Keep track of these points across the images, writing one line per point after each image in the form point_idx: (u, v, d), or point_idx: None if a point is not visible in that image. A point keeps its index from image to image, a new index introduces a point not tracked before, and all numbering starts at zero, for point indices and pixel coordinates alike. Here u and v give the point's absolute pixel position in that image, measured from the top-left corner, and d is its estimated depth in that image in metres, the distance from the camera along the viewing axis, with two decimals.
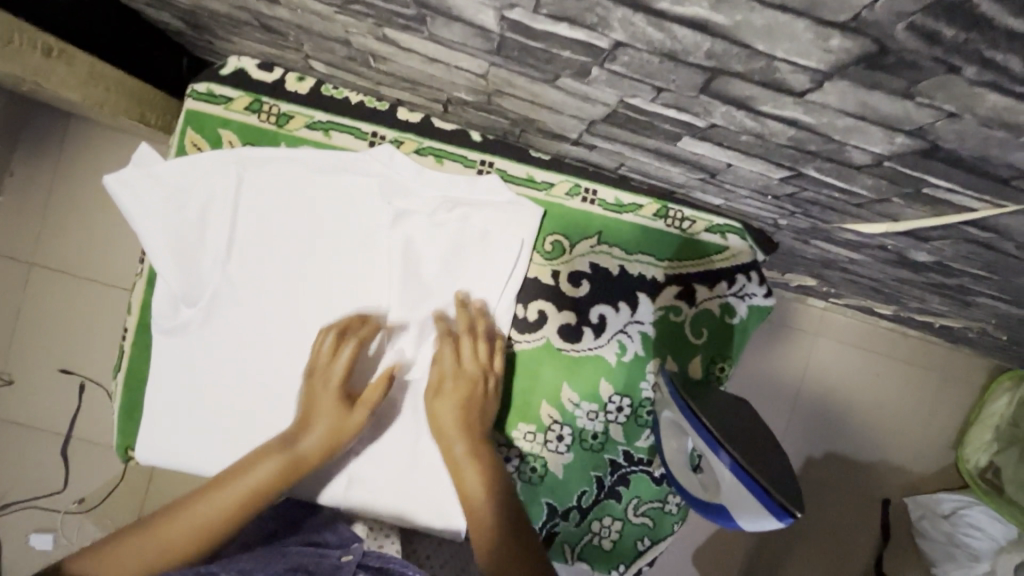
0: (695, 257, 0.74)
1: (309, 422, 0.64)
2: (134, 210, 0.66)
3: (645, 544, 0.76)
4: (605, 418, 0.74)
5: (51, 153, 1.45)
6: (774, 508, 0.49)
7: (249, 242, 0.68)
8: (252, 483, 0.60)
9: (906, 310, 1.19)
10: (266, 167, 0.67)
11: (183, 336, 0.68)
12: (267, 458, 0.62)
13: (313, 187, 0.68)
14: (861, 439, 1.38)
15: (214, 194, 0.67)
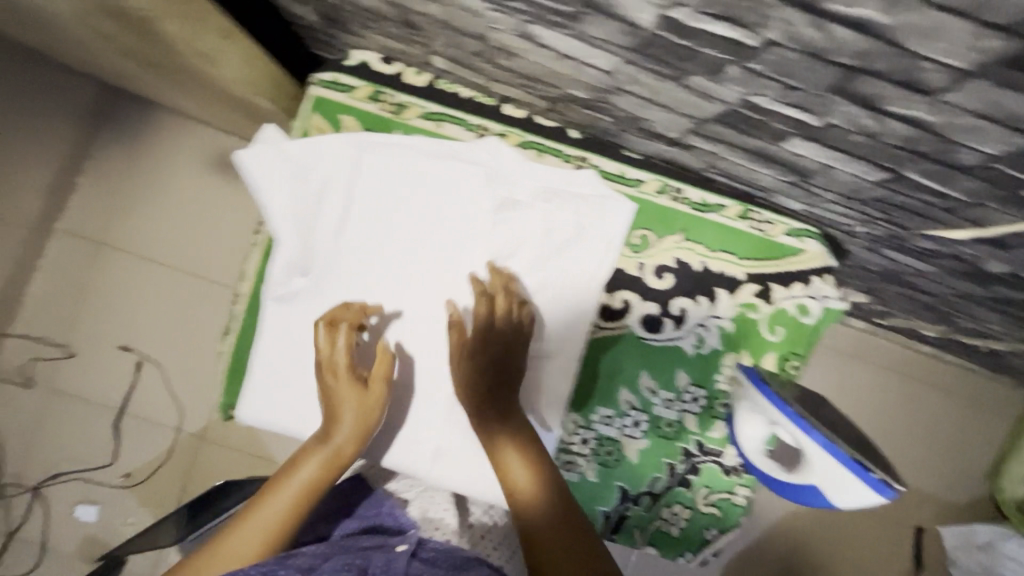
0: (774, 258, 0.77)
1: (336, 421, 0.67)
2: (262, 183, 0.72)
3: (712, 534, 0.78)
4: (680, 407, 0.77)
5: (128, 139, 1.53)
6: (874, 481, 0.53)
7: (359, 216, 0.73)
8: (297, 488, 0.64)
9: (954, 330, 1.21)
10: (380, 151, 0.72)
11: (294, 302, 0.73)
12: (306, 462, 0.66)
13: (423, 172, 0.73)
14: (901, 461, 1.39)
15: (333, 172, 0.72)
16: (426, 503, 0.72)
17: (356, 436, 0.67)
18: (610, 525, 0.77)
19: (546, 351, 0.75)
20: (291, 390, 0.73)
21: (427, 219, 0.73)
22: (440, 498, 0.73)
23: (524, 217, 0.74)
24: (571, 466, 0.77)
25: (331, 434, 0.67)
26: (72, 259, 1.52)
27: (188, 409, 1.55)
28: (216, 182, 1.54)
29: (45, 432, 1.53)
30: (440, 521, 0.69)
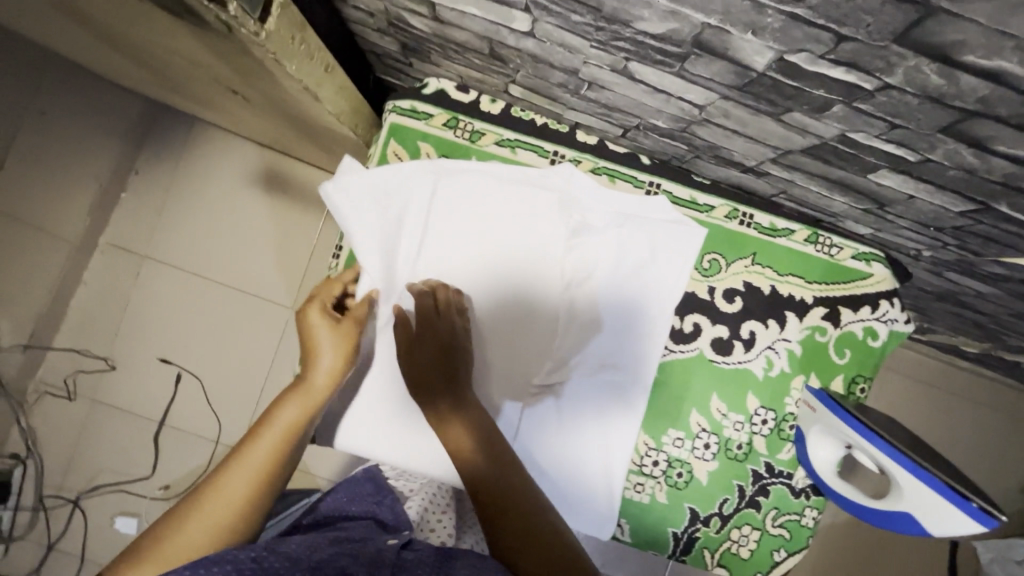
0: (842, 282, 0.78)
1: (316, 357, 0.67)
2: (343, 209, 0.72)
3: (781, 556, 0.78)
4: (750, 429, 0.78)
5: (172, 155, 1.57)
6: (971, 509, 0.53)
7: (439, 243, 0.74)
8: (281, 430, 0.63)
9: (998, 347, 1.22)
10: (457, 177, 0.74)
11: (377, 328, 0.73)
12: (286, 404, 0.65)
13: (499, 197, 0.74)
14: None
15: (413, 200, 0.74)
16: (427, 498, 0.72)
17: (333, 372, 0.67)
18: (680, 547, 0.78)
19: (617, 371, 0.75)
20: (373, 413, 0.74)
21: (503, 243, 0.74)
22: (441, 498, 0.74)
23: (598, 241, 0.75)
24: (641, 487, 0.77)
25: (309, 373, 0.67)
26: (115, 273, 1.56)
27: (226, 421, 1.57)
28: (257, 197, 1.56)
29: (86, 443, 1.55)
30: (437, 523, 0.71)
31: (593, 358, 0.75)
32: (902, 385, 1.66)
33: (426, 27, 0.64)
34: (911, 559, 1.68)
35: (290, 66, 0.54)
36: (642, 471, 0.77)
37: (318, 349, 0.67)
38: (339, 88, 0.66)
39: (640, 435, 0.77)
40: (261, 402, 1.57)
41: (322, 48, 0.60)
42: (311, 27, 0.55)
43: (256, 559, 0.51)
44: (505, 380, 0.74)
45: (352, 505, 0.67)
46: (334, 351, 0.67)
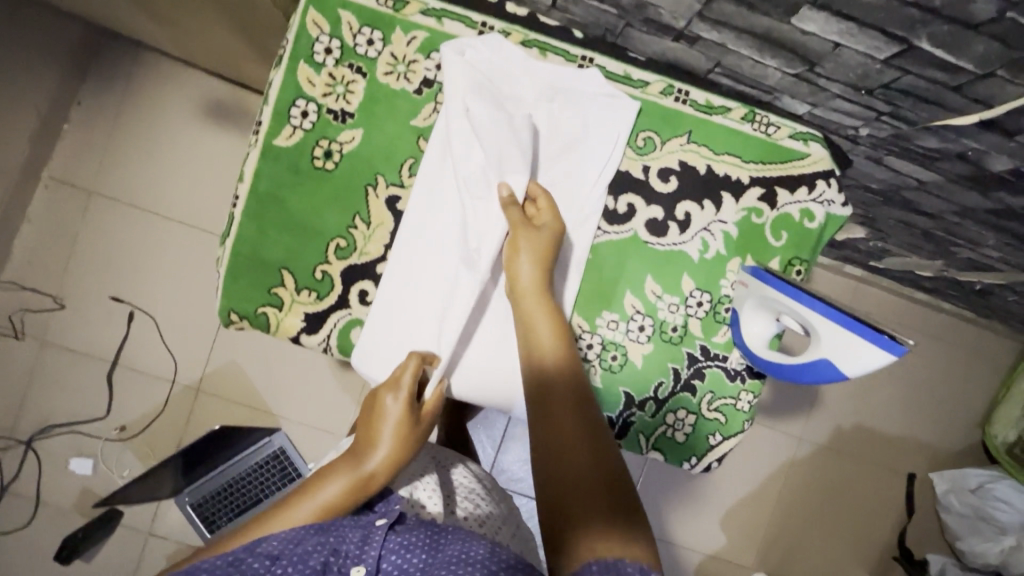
0: (779, 162, 0.77)
1: (373, 444, 0.67)
2: (451, 92, 0.70)
3: (716, 440, 0.78)
4: (686, 311, 0.77)
5: (118, 85, 1.50)
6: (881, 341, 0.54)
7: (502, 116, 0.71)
8: (317, 505, 0.63)
9: (951, 267, 1.22)
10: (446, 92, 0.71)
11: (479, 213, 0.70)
12: (332, 481, 0.65)
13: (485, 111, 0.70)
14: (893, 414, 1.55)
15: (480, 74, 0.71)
16: (414, 480, 0.77)
17: (389, 465, 0.66)
18: (615, 431, 0.77)
19: (556, 251, 0.74)
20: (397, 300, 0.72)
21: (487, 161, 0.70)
22: (426, 477, 0.78)
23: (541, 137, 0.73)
24: (576, 371, 0.76)
25: (365, 460, 0.66)
26: (62, 208, 1.50)
27: (184, 362, 1.54)
28: (211, 131, 1.52)
29: (37, 385, 1.50)
30: (426, 499, 0.74)
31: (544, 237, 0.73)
32: None
33: None
34: (869, 493, 1.72)
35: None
36: (577, 354, 0.76)
37: (377, 440, 0.67)
38: None
39: (573, 317, 0.75)
40: (220, 342, 1.54)
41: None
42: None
43: (235, 561, 0.56)
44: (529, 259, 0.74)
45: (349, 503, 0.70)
46: (388, 457, 0.66)
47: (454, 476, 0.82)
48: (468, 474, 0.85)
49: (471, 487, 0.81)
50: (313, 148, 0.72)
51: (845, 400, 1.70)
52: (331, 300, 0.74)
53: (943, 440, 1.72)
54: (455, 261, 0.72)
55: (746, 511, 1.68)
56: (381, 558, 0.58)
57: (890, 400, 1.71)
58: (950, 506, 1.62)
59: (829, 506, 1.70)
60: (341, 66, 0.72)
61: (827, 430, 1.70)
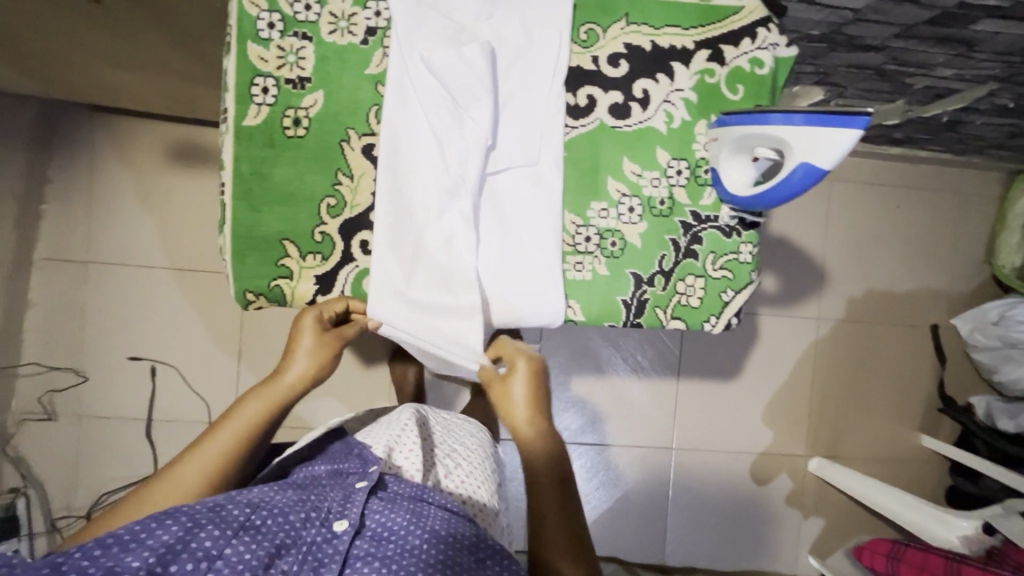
0: (717, 21, 0.80)
1: (287, 361, 0.78)
2: (402, 36, 0.74)
3: (729, 296, 0.81)
4: (668, 183, 0.80)
5: (82, 153, 1.53)
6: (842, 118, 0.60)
7: (453, 41, 0.74)
8: (244, 420, 0.71)
9: (915, 104, 1.26)
10: (399, 42, 0.74)
11: (451, 141, 0.74)
12: (251, 399, 0.73)
13: (437, 47, 0.73)
14: (877, 286, 1.74)
15: (424, 11, 0.74)
16: (394, 440, 0.81)
17: (304, 374, 0.77)
18: (633, 312, 0.81)
19: (532, 155, 0.77)
20: (397, 243, 0.76)
21: (449, 93, 0.73)
22: (407, 439, 0.82)
23: (492, 54, 0.75)
24: (581, 266, 0.80)
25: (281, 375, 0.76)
26: (60, 284, 1.53)
27: (214, 401, 1.57)
28: (183, 175, 1.55)
29: (82, 459, 1.53)
30: (403, 462, 0.79)
31: (519, 145, 0.77)
32: (847, 192, 1.72)
33: None
34: (899, 354, 1.75)
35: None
36: (578, 250, 0.79)
37: (293, 354, 0.77)
38: None
39: (566, 216, 0.79)
40: (244, 374, 1.57)
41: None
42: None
43: (215, 506, 0.58)
44: (509, 173, 0.77)
45: (321, 463, 0.76)
46: (304, 368, 0.77)
47: (435, 443, 0.88)
48: (445, 444, 0.89)
49: (449, 455, 0.87)
50: (281, 120, 0.75)
51: (852, 273, 1.73)
52: (336, 257, 0.78)
53: (954, 285, 1.76)
54: (440, 190, 0.74)
55: (785, 402, 1.71)
56: (363, 515, 0.64)
57: (894, 260, 1.74)
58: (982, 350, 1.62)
59: (863, 378, 1.74)
60: (287, 37, 0.75)
61: (842, 306, 1.73)
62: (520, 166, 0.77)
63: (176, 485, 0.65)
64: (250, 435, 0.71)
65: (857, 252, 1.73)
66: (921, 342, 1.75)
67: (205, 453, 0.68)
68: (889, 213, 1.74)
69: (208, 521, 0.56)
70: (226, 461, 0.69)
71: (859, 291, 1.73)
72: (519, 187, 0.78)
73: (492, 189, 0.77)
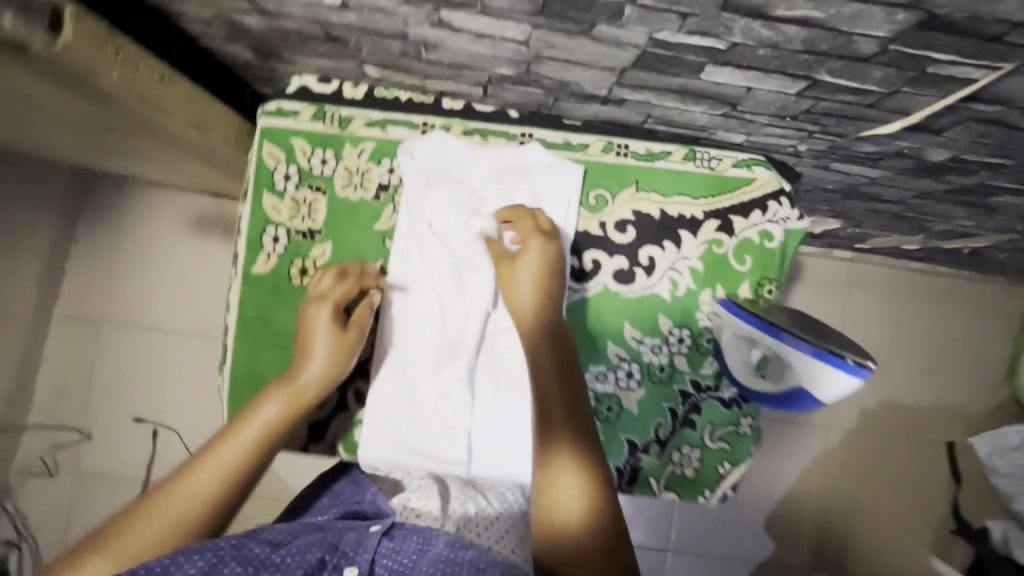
0: (727, 192, 0.80)
1: (309, 355, 0.70)
2: (413, 198, 0.77)
3: (725, 468, 0.79)
4: (669, 350, 0.79)
5: (114, 214, 1.57)
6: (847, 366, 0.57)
7: (461, 208, 0.76)
8: (258, 427, 0.66)
9: (933, 237, 1.22)
10: (410, 204, 0.77)
11: (454, 303, 0.76)
12: (267, 401, 0.68)
13: (448, 212, 0.76)
14: (891, 396, 1.69)
15: (435, 175, 0.77)
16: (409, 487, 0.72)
17: (322, 376, 0.70)
18: (625, 479, 0.79)
19: None
20: (394, 396, 0.76)
21: (457, 254, 0.76)
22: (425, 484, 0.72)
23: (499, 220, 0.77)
24: None
25: (298, 374, 0.70)
26: (80, 339, 1.56)
27: None
28: (201, 243, 1.58)
29: (76, 518, 1.53)
30: (421, 505, 0.69)
31: None
32: (865, 298, 1.68)
33: (262, 25, 0.66)
34: (913, 468, 1.68)
35: (108, 75, 0.59)
36: None
37: (310, 351, 0.70)
38: (182, 95, 0.72)
39: None
40: None
41: (150, 58, 0.64)
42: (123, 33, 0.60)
43: (238, 544, 0.55)
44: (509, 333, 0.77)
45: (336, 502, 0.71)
46: (320, 370, 0.70)
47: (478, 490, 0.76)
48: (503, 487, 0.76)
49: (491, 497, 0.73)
50: (289, 268, 0.77)
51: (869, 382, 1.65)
52: (332, 404, 0.78)
53: (974, 401, 1.69)
54: (440, 350, 0.76)
55: (790, 511, 1.65)
56: (375, 561, 0.57)
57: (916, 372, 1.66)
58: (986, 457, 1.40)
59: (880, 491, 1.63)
60: (302, 189, 0.77)
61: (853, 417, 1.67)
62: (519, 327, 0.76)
63: (184, 495, 0.61)
64: (267, 439, 0.66)
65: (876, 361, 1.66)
66: (936, 458, 1.68)
67: (215, 462, 0.63)
68: (906, 322, 1.69)
69: (229, 558, 0.52)
70: (238, 470, 0.64)
71: (871, 400, 1.68)
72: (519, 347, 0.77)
73: (492, 348, 0.77)
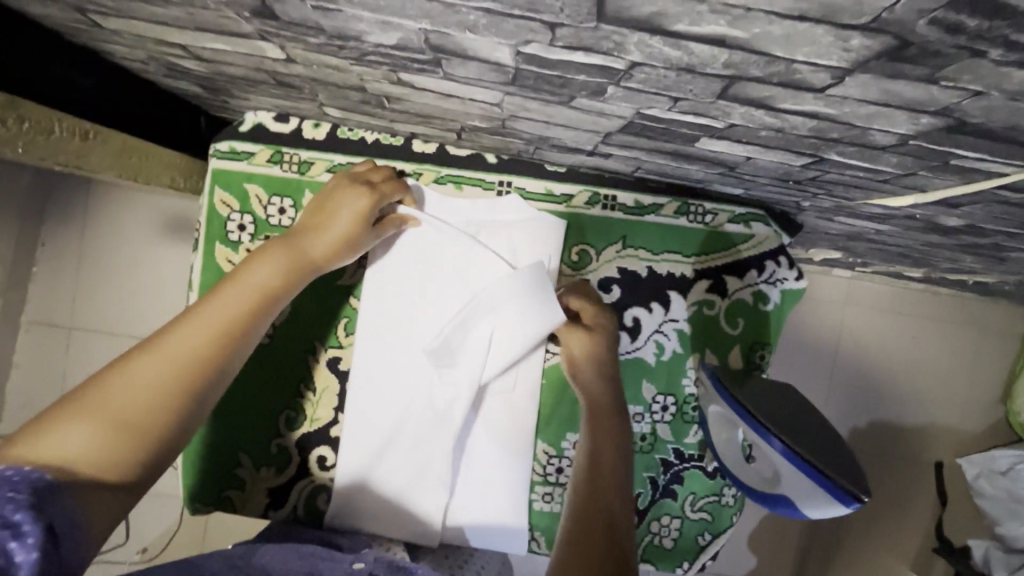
0: (722, 250, 0.74)
1: (321, 232, 0.63)
2: (383, 253, 0.72)
3: (706, 539, 0.76)
4: (651, 419, 0.75)
5: (76, 201, 1.24)
6: (840, 494, 0.53)
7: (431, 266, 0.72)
8: (249, 287, 0.56)
9: (936, 270, 1.09)
10: (384, 265, 0.72)
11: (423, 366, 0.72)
12: (263, 261, 0.59)
13: (432, 273, 0.72)
14: None
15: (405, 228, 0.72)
16: None
17: (329, 252, 0.63)
18: None
19: (505, 383, 0.73)
20: (362, 461, 0.73)
21: (439, 318, 0.72)
22: None
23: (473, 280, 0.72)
24: (551, 498, 0.74)
25: (295, 241, 0.62)
26: (33, 354, 1.24)
27: None
28: None
29: None
30: None
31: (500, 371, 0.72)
32: None
33: (202, 67, 0.59)
34: None
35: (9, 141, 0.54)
36: (547, 480, 0.74)
37: (323, 229, 0.63)
38: (117, 150, 0.66)
39: (539, 443, 0.74)
40: None
41: (69, 114, 0.59)
42: (31, 97, 0.55)
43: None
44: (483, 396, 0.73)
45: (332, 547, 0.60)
46: (327, 245, 0.63)
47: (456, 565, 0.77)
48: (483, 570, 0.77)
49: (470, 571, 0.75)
50: None
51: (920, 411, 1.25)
52: (292, 470, 0.74)
53: None
54: (408, 415, 0.72)
55: None
56: None
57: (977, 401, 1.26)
58: (981, 489, 1.09)
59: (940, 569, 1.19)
60: (257, 241, 0.72)
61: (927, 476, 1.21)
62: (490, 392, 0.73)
63: (162, 355, 0.49)
64: (265, 302, 0.57)
65: (929, 384, 1.26)
66: None
67: (203, 319, 0.53)
68: None
69: None
70: (230, 327, 0.53)
71: None
72: (496, 415, 0.73)
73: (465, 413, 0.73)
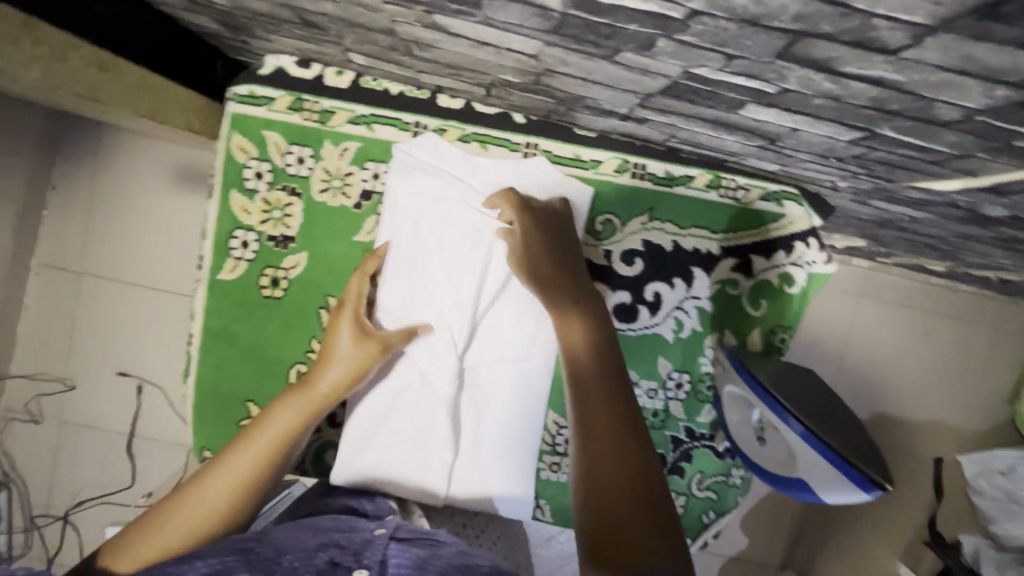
0: (751, 228, 0.72)
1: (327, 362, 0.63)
2: (403, 209, 0.70)
3: (710, 518, 0.75)
4: (665, 395, 0.74)
5: (90, 145, 1.21)
6: (863, 481, 0.52)
7: (448, 228, 0.69)
8: (273, 437, 0.56)
9: (962, 266, 1.07)
10: (401, 222, 0.70)
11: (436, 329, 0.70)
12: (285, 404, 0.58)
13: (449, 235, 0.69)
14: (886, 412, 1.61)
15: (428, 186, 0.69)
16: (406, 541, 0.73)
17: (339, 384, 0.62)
18: None
19: (520, 350, 0.72)
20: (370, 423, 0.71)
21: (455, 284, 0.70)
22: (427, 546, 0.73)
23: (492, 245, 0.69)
24: (558, 468, 0.76)
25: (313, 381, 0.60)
26: (43, 297, 1.23)
27: None
28: None
29: None
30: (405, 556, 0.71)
31: (513, 339, 0.71)
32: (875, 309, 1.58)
33: (224, 1, 0.56)
34: None
35: (28, 72, 0.51)
36: (555, 451, 0.76)
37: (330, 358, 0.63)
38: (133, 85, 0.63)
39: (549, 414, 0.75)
40: None
41: (85, 42, 0.56)
42: (44, 17, 0.51)
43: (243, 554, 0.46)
44: (495, 363, 0.72)
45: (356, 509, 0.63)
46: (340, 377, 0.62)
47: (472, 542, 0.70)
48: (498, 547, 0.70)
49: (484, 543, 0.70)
50: (259, 277, 0.72)
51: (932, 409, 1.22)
52: None
53: None
54: (418, 379, 0.71)
55: None
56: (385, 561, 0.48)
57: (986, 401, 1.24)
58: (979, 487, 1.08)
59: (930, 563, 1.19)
60: (275, 190, 0.71)
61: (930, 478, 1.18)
62: (503, 360, 0.72)
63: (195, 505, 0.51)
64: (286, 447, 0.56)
65: (941, 382, 1.23)
66: None
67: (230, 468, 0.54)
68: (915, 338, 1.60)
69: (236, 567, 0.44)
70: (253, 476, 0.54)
71: None
72: (508, 381, 0.72)
73: (474, 381, 0.72)
